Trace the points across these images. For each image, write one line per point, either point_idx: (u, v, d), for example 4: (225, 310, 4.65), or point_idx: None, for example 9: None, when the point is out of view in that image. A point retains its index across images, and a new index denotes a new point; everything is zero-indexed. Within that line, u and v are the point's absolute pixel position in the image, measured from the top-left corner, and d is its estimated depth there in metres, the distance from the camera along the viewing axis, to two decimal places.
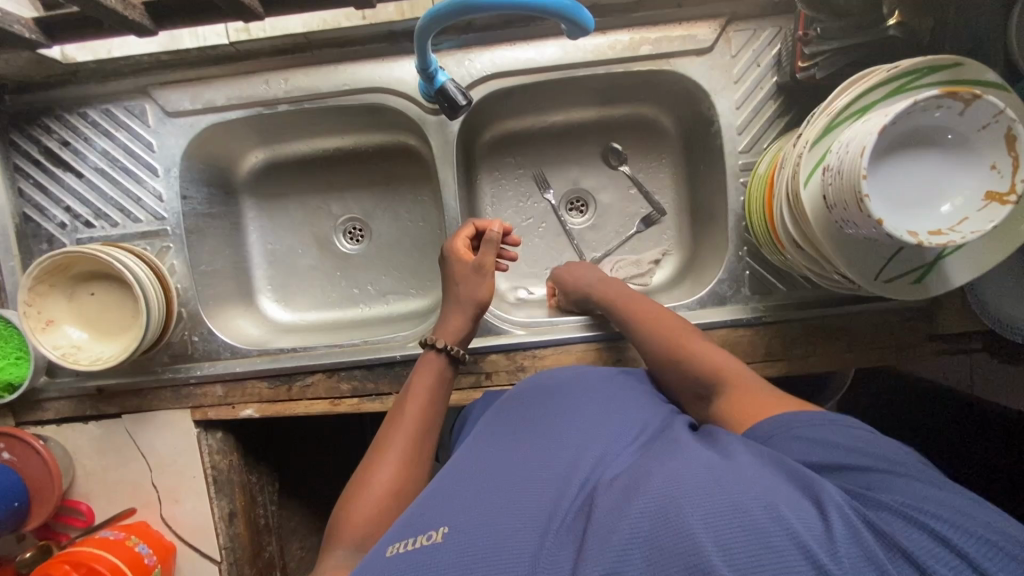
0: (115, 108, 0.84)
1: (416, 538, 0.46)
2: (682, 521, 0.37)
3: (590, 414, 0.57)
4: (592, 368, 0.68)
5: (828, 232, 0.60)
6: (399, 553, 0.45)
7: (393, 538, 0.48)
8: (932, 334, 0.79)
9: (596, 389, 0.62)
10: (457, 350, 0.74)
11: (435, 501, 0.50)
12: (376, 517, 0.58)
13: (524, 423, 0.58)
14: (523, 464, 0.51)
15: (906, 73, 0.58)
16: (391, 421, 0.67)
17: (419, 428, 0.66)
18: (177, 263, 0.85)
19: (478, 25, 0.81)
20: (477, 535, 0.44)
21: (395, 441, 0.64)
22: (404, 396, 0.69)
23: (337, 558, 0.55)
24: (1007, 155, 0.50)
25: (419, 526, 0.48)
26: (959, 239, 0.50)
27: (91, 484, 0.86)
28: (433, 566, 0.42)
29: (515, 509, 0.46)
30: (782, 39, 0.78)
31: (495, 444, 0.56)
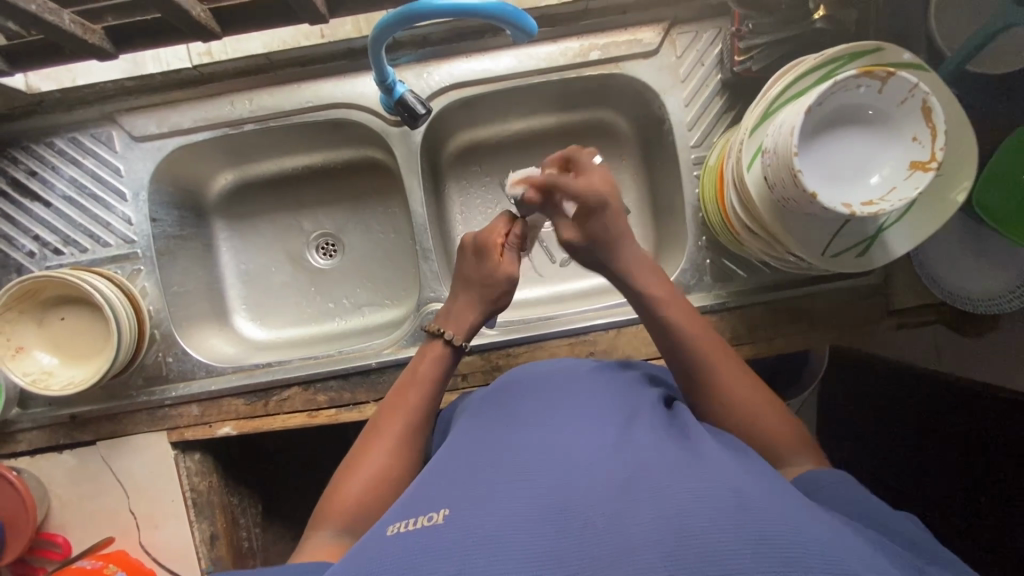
0: (82, 136, 0.86)
1: (418, 517, 0.45)
2: (708, 542, 0.37)
3: (592, 416, 0.56)
4: (572, 369, 0.69)
5: (773, 212, 0.63)
6: (402, 531, 0.44)
7: (394, 518, 0.47)
8: (889, 309, 0.82)
9: (593, 389, 0.63)
10: (460, 342, 0.73)
11: (428, 491, 0.50)
12: (363, 504, 0.59)
13: (514, 421, 0.58)
14: (526, 455, 0.50)
15: (831, 60, 0.62)
16: (386, 409, 0.68)
17: (414, 421, 0.67)
18: (149, 286, 0.86)
19: (434, 39, 0.85)
20: (482, 516, 0.43)
21: (389, 429, 0.65)
22: (405, 384, 0.70)
23: (324, 537, 0.57)
24: (925, 126, 0.53)
25: (419, 509, 0.46)
26: (888, 207, 0.54)
27: (66, 516, 0.84)
28: (433, 548, 0.41)
29: (523, 497, 0.44)
30: (722, 39, 0.83)
31: (489, 441, 0.55)
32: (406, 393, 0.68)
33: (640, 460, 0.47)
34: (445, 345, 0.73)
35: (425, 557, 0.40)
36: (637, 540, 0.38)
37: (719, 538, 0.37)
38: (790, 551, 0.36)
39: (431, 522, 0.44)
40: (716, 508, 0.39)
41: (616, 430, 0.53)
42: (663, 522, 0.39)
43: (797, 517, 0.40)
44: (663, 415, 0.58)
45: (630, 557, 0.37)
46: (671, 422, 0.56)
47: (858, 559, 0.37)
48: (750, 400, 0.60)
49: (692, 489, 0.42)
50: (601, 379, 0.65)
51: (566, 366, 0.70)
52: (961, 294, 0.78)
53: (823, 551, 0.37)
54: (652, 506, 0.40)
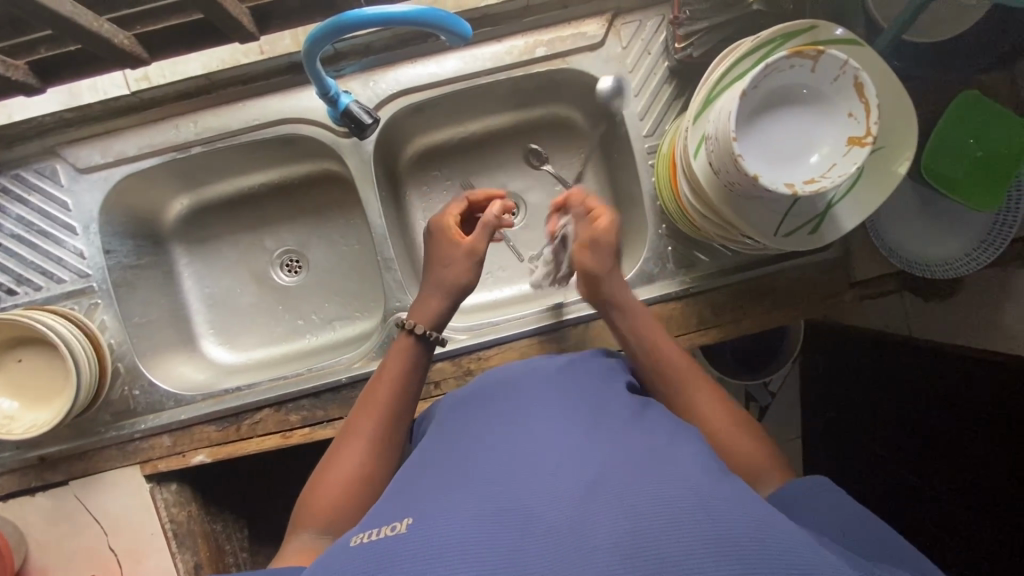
0: (25, 172, 0.84)
1: (381, 528, 0.44)
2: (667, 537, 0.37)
3: (555, 413, 0.56)
4: (539, 367, 0.68)
5: (722, 195, 0.63)
6: (364, 541, 0.44)
7: (357, 529, 0.47)
8: (851, 281, 0.83)
9: (562, 389, 0.62)
10: (432, 334, 0.73)
11: (392, 502, 0.49)
12: (339, 503, 0.59)
13: (480, 427, 0.58)
14: (492, 461, 0.50)
15: (768, 41, 0.62)
16: (360, 408, 0.68)
17: (387, 417, 0.66)
18: (108, 319, 0.84)
19: (377, 47, 0.84)
20: (441, 522, 0.42)
21: (362, 427, 0.65)
22: (376, 380, 0.70)
23: (302, 540, 0.56)
24: (859, 102, 0.54)
25: (382, 520, 0.46)
26: (830, 184, 0.54)
27: (44, 560, 0.83)
28: (393, 556, 0.40)
29: (488, 499, 0.44)
30: (666, 26, 0.82)
31: (455, 448, 0.55)
32: (378, 389, 0.68)
33: (606, 459, 0.47)
34: (414, 339, 0.72)
35: (385, 563, 0.40)
36: (594, 536, 0.38)
37: (675, 540, 0.37)
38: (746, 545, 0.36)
39: (392, 532, 0.43)
40: (674, 507, 0.39)
41: (581, 428, 0.53)
42: (620, 521, 0.39)
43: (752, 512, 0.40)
44: (629, 406, 0.58)
45: (587, 557, 0.37)
46: (636, 416, 0.56)
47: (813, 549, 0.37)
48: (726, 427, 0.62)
49: (650, 484, 0.42)
50: (569, 377, 0.65)
51: (536, 366, 0.69)
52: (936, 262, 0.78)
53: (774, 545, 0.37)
54: (611, 506, 0.40)
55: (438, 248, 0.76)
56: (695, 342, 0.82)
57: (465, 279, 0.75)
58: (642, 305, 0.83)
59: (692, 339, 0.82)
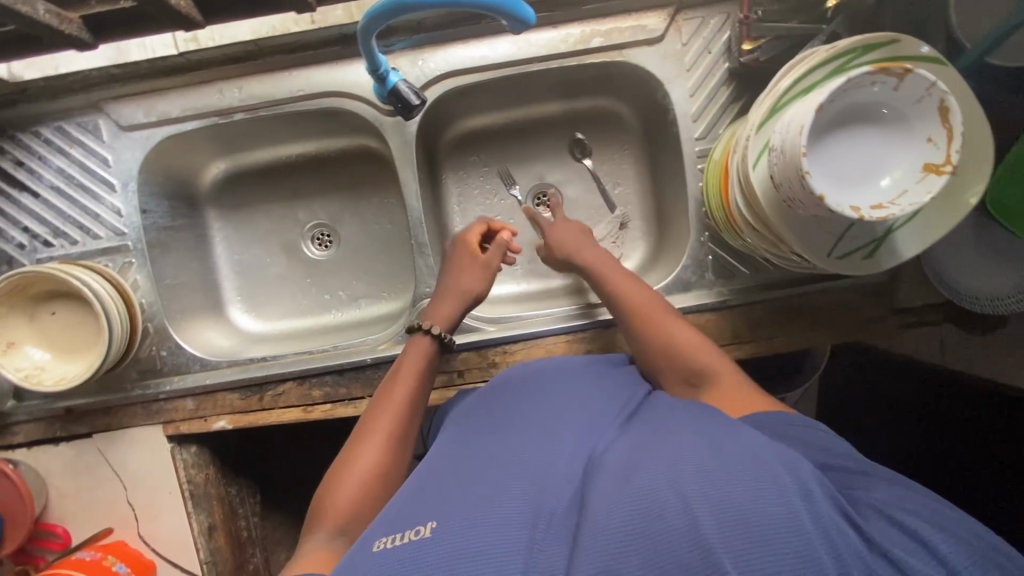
0: (68, 124, 0.83)
1: (403, 532, 0.46)
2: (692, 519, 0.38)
3: (574, 412, 0.57)
4: (561, 361, 0.68)
5: (778, 211, 0.61)
6: (387, 548, 0.45)
7: (379, 532, 0.48)
8: (895, 307, 0.80)
9: (574, 380, 0.63)
10: (448, 338, 0.75)
11: (416, 498, 0.50)
12: (357, 502, 0.58)
13: (500, 420, 0.59)
14: (511, 458, 0.51)
15: (844, 52, 0.59)
16: (375, 405, 0.67)
17: (404, 416, 0.66)
18: (140, 279, 0.85)
19: (429, 25, 0.81)
20: (466, 524, 0.44)
21: (379, 424, 0.65)
22: (392, 378, 0.69)
23: (319, 540, 0.56)
24: (941, 127, 0.51)
25: (405, 522, 0.47)
26: (900, 212, 0.51)
27: (65, 507, 0.85)
28: (420, 563, 0.42)
29: (508, 501, 0.46)
30: (730, 25, 0.79)
31: (476, 441, 0.56)
32: (394, 386, 0.68)
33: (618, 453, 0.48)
34: (432, 340, 0.74)
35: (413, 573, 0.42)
36: (607, 530, 0.40)
37: (681, 514, 0.38)
38: (751, 519, 0.37)
39: (418, 536, 0.45)
40: (689, 487, 0.40)
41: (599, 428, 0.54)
42: (632, 509, 0.40)
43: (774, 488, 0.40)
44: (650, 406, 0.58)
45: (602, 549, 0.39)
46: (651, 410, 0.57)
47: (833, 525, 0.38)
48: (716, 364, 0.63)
49: (669, 470, 0.42)
50: (589, 375, 0.65)
51: (558, 360, 0.69)
52: (1004, 296, 0.74)
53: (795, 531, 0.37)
54: (622, 495, 0.42)
55: (452, 263, 0.79)
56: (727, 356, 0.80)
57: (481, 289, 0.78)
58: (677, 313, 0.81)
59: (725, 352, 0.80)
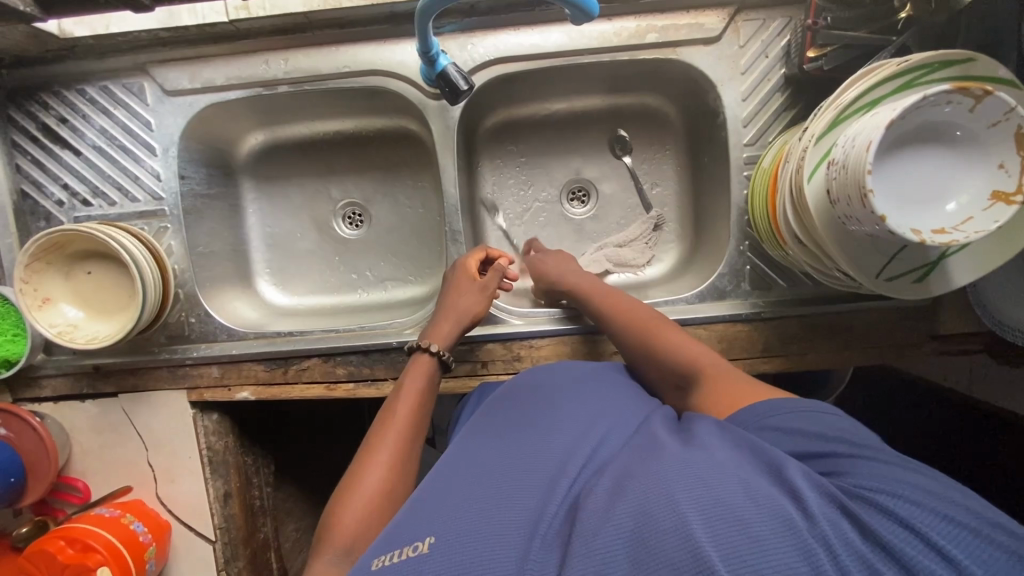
0: (113, 85, 0.83)
1: (402, 548, 0.46)
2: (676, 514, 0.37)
3: (575, 414, 0.56)
4: (568, 365, 0.67)
5: (831, 227, 0.59)
6: (386, 564, 0.45)
7: (378, 549, 0.48)
8: (934, 333, 0.78)
9: (585, 385, 0.62)
10: (446, 356, 0.74)
11: (421, 508, 0.50)
12: (363, 523, 0.57)
13: (506, 426, 0.58)
14: (510, 467, 0.51)
15: (916, 68, 0.57)
16: (379, 425, 0.67)
17: (407, 435, 0.66)
18: (175, 244, 0.85)
19: (481, 8, 0.79)
20: (464, 537, 0.44)
21: (382, 446, 0.64)
22: (395, 398, 0.69)
23: (327, 563, 0.55)
24: (1016, 154, 0.49)
25: (411, 532, 0.47)
26: (963, 238, 0.50)
27: (88, 462, 0.86)
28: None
29: (505, 514, 0.45)
30: (792, 30, 0.76)
31: (479, 447, 0.56)
32: (397, 406, 0.68)
33: (617, 462, 0.47)
34: (432, 358, 0.74)
35: None
36: (596, 539, 0.39)
37: (666, 519, 0.37)
38: (738, 532, 0.36)
39: (415, 552, 0.44)
40: (674, 485, 0.39)
41: (597, 428, 0.53)
42: (621, 518, 0.39)
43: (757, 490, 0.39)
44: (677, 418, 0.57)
45: (591, 558, 0.38)
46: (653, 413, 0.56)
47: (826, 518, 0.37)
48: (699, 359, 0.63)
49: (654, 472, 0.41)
50: (594, 376, 0.64)
51: (571, 365, 0.68)
52: None
53: (781, 527, 0.36)
54: (611, 505, 0.41)
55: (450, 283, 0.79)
56: (756, 369, 0.79)
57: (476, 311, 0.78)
58: (710, 321, 0.79)
59: (755, 364, 0.79)
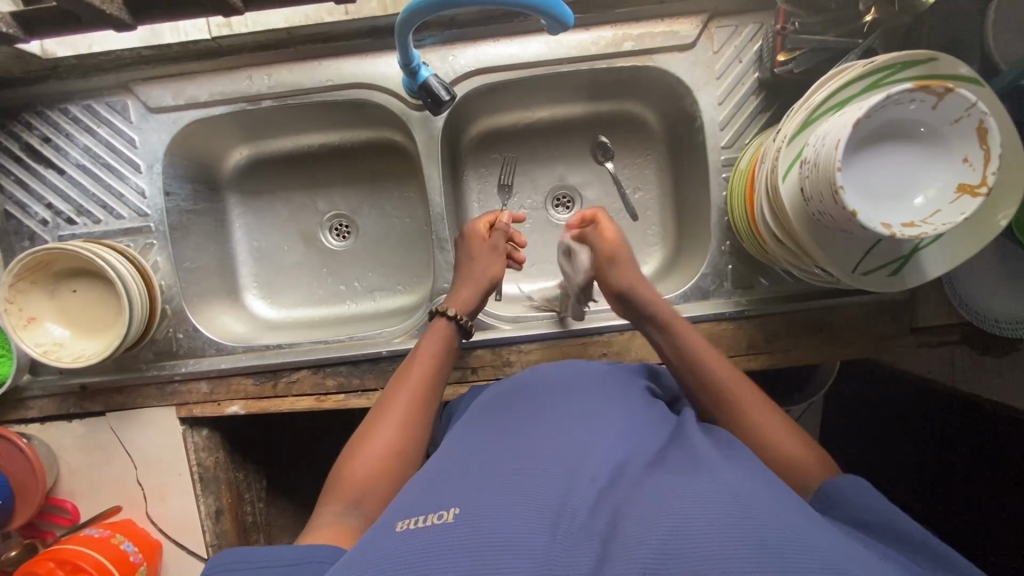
0: (97, 104, 0.84)
1: (426, 515, 0.44)
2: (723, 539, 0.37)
3: (587, 415, 0.56)
4: (574, 368, 0.67)
5: (806, 223, 0.61)
6: (408, 528, 0.43)
7: (398, 513, 0.46)
8: (913, 326, 0.79)
9: (596, 387, 0.62)
10: (466, 322, 0.76)
11: (434, 486, 0.49)
12: (369, 477, 0.58)
13: (515, 421, 0.57)
14: (527, 455, 0.50)
15: (881, 68, 0.59)
16: (393, 385, 0.68)
17: (421, 395, 0.67)
18: (161, 260, 0.85)
19: (461, 21, 0.81)
20: (490, 519, 0.42)
21: (396, 404, 0.65)
22: (411, 359, 0.70)
23: (332, 511, 0.55)
24: (978, 148, 0.51)
25: (435, 503, 0.45)
26: (931, 230, 0.51)
27: (75, 483, 0.85)
28: (444, 548, 0.40)
29: (529, 499, 0.44)
30: (763, 36, 0.79)
31: (487, 440, 0.55)
32: (413, 366, 0.69)
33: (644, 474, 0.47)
34: (450, 321, 0.74)
35: (432, 558, 0.40)
36: (639, 545, 0.38)
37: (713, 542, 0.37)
38: (794, 559, 0.36)
39: (441, 520, 0.43)
40: (718, 511, 0.40)
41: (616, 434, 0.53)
42: (663, 526, 0.39)
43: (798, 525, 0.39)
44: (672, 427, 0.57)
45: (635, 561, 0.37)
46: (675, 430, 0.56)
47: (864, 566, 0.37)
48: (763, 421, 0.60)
49: (693, 495, 0.41)
50: (603, 380, 0.64)
51: (574, 366, 0.68)
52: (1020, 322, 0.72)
53: (820, 558, 0.36)
54: (649, 513, 0.40)
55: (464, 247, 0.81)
56: (742, 366, 0.80)
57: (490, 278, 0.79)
58: (694, 321, 0.81)
59: (741, 362, 0.80)
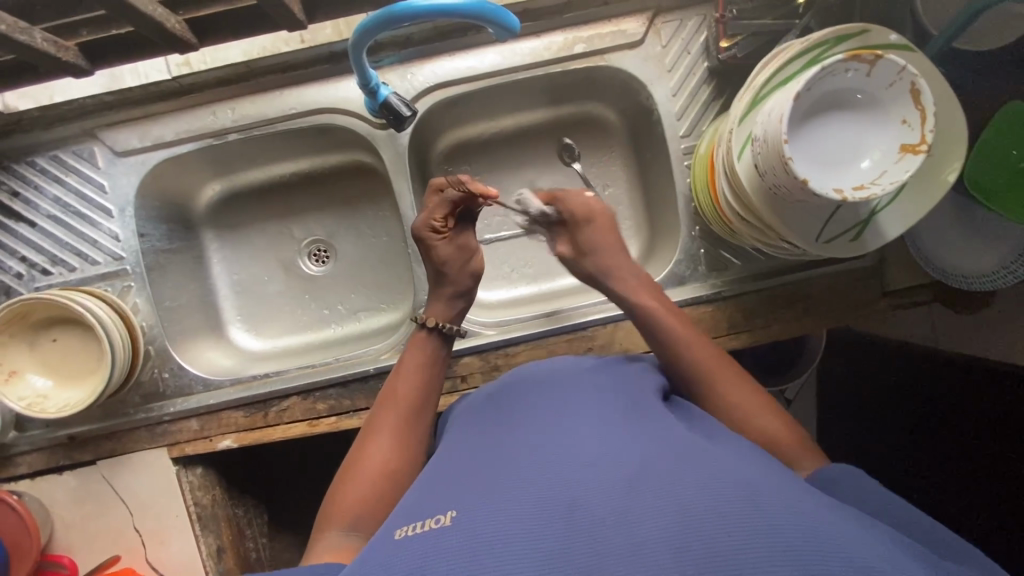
0: (63, 153, 0.85)
1: (426, 520, 0.43)
2: (726, 529, 0.37)
3: (580, 406, 0.55)
4: (571, 362, 0.68)
5: (765, 198, 0.63)
6: (410, 534, 0.43)
7: (401, 520, 0.46)
8: (885, 289, 0.81)
9: (587, 379, 0.62)
10: (449, 329, 0.72)
11: (430, 493, 0.49)
12: (367, 498, 0.58)
13: (509, 420, 0.57)
14: (525, 452, 0.49)
15: (817, 44, 0.62)
16: (382, 402, 0.67)
17: (411, 410, 0.66)
18: (140, 302, 0.85)
19: (415, 39, 0.84)
20: (487, 517, 0.41)
21: (385, 422, 0.65)
22: (396, 374, 0.69)
23: (332, 538, 0.55)
24: (914, 109, 0.53)
25: (430, 510, 0.45)
26: (879, 191, 0.54)
27: (71, 535, 0.83)
28: (445, 550, 0.39)
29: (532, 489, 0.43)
30: (707, 27, 0.82)
31: (481, 441, 0.55)
32: (398, 382, 0.68)
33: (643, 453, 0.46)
34: (430, 334, 0.72)
35: (431, 562, 0.39)
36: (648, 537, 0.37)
37: (716, 529, 0.37)
38: (803, 550, 0.36)
39: (438, 525, 0.42)
40: (724, 498, 0.39)
41: (608, 418, 0.52)
42: (665, 511, 0.38)
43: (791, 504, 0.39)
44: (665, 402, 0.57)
45: (639, 556, 0.36)
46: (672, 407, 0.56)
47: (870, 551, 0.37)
48: (752, 406, 0.60)
49: (697, 481, 0.41)
50: (594, 371, 0.63)
51: (567, 364, 0.68)
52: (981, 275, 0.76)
53: (822, 542, 0.36)
54: (643, 498, 0.40)
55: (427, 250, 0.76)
56: (724, 347, 0.82)
57: (469, 278, 0.76)
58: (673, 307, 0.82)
59: (722, 343, 0.82)
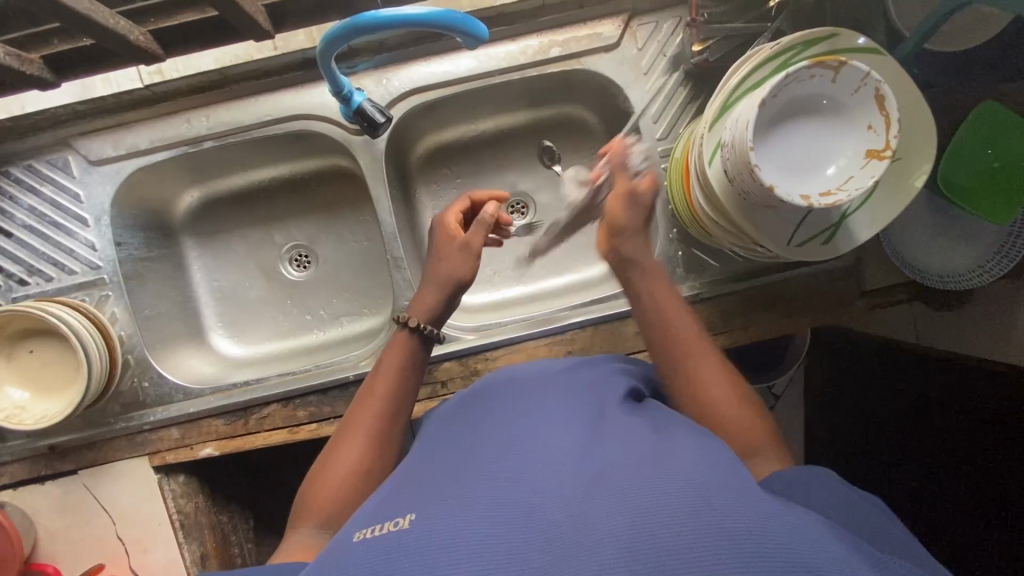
0: (37, 163, 0.84)
1: (382, 523, 0.44)
2: (675, 526, 0.36)
3: (549, 410, 0.56)
4: (546, 368, 0.68)
5: (736, 203, 0.63)
6: (367, 537, 0.43)
7: (359, 524, 0.46)
8: (862, 289, 0.82)
9: (559, 384, 0.62)
10: (431, 330, 0.71)
11: (392, 497, 0.49)
12: (338, 497, 0.59)
13: (477, 424, 0.57)
14: (487, 454, 0.49)
15: (786, 49, 0.62)
16: (359, 401, 0.67)
17: (386, 408, 0.66)
18: (118, 311, 0.85)
19: (390, 44, 0.83)
20: (442, 518, 0.41)
21: (360, 421, 0.64)
22: (375, 373, 0.69)
23: (303, 535, 0.56)
24: (879, 115, 0.53)
25: (389, 514, 0.45)
26: (845, 197, 0.54)
27: (54, 546, 0.83)
28: (399, 552, 0.40)
29: (488, 492, 0.43)
30: (682, 29, 0.82)
31: (448, 444, 0.55)
32: (375, 382, 0.67)
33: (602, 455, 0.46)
34: (411, 332, 0.71)
35: (385, 564, 0.39)
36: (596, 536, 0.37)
37: (665, 527, 0.36)
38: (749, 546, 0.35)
39: (396, 527, 0.42)
40: (674, 494, 0.38)
41: (575, 421, 0.52)
42: (614, 510, 0.38)
43: (743, 498, 0.39)
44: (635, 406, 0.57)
45: (586, 552, 0.36)
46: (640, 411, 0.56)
47: (820, 547, 0.36)
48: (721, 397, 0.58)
49: (650, 478, 0.41)
50: (568, 376, 0.64)
51: (542, 369, 0.68)
52: (955, 274, 0.76)
53: (770, 539, 0.36)
54: (597, 499, 0.40)
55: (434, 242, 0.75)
56: None
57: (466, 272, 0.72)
58: None
59: None
